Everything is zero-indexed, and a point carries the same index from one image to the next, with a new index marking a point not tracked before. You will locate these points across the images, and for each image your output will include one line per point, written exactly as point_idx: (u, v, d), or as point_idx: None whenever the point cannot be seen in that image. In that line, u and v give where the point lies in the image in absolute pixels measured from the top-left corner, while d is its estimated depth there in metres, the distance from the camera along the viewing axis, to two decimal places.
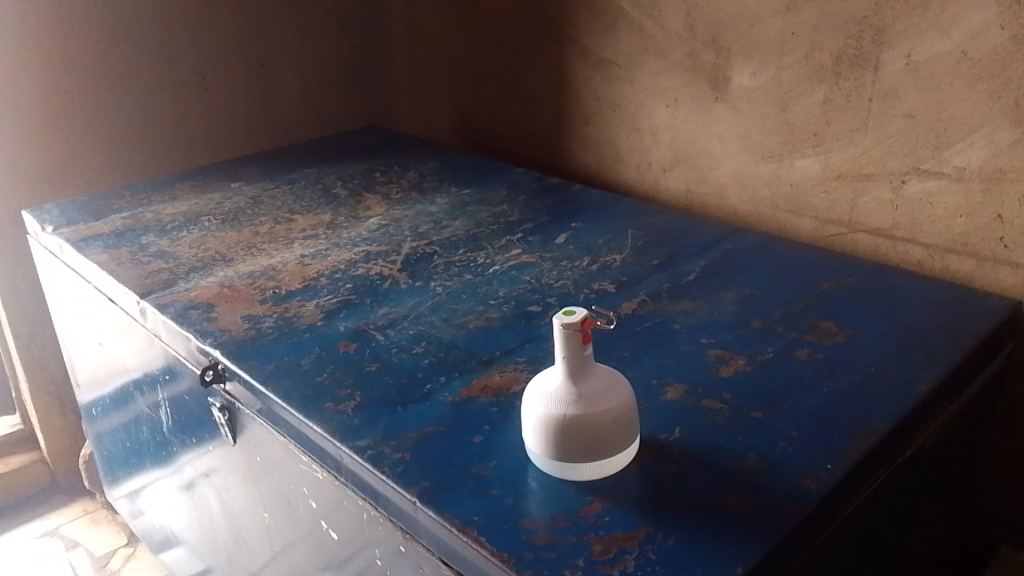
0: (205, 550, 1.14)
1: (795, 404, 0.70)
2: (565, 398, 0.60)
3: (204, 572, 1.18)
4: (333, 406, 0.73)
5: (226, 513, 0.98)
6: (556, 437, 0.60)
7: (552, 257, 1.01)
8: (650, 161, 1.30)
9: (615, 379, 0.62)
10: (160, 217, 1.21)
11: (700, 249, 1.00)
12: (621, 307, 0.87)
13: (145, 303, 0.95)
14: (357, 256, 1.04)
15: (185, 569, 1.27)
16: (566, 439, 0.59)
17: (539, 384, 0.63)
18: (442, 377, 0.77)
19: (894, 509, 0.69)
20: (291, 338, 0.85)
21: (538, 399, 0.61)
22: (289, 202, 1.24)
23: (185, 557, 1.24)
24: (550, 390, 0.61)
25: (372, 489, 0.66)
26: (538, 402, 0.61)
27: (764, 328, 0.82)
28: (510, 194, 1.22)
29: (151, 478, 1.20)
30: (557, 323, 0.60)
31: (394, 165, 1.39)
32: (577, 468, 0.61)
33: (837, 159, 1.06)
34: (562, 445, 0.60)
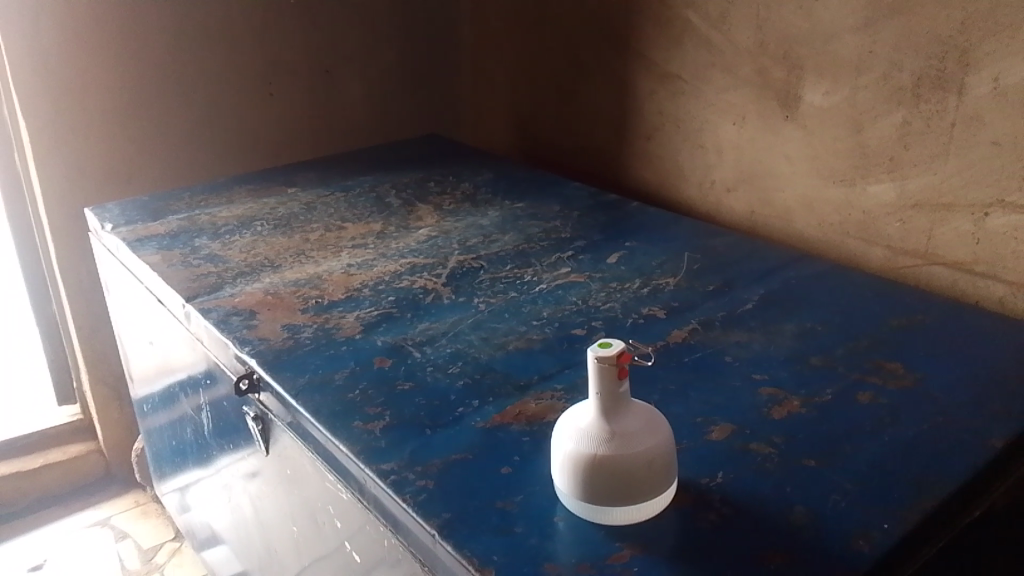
0: (242, 554, 1.14)
1: (851, 453, 0.64)
2: (595, 436, 0.56)
3: (240, 575, 1.19)
4: (361, 425, 0.71)
5: (259, 521, 0.97)
6: (583, 478, 0.56)
7: (601, 278, 0.97)
8: (713, 179, 1.25)
9: (652, 418, 0.57)
10: (214, 219, 1.22)
11: (759, 276, 0.95)
12: (670, 335, 0.83)
13: (189, 307, 0.95)
14: (403, 268, 1.02)
15: (224, 570, 1.28)
16: (594, 480, 0.56)
17: (571, 418, 0.59)
18: (475, 400, 0.74)
19: (959, 574, 0.63)
20: (328, 350, 0.83)
21: (567, 434, 0.58)
22: (342, 209, 1.24)
23: (225, 557, 1.25)
24: (580, 425, 0.58)
25: (393, 517, 0.63)
26: (567, 437, 0.58)
27: (823, 366, 0.76)
28: (564, 210, 1.19)
29: (195, 477, 1.21)
30: (592, 356, 0.57)
31: (450, 175, 1.38)
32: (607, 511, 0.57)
33: (914, 186, 0.99)
34: (590, 485, 0.56)
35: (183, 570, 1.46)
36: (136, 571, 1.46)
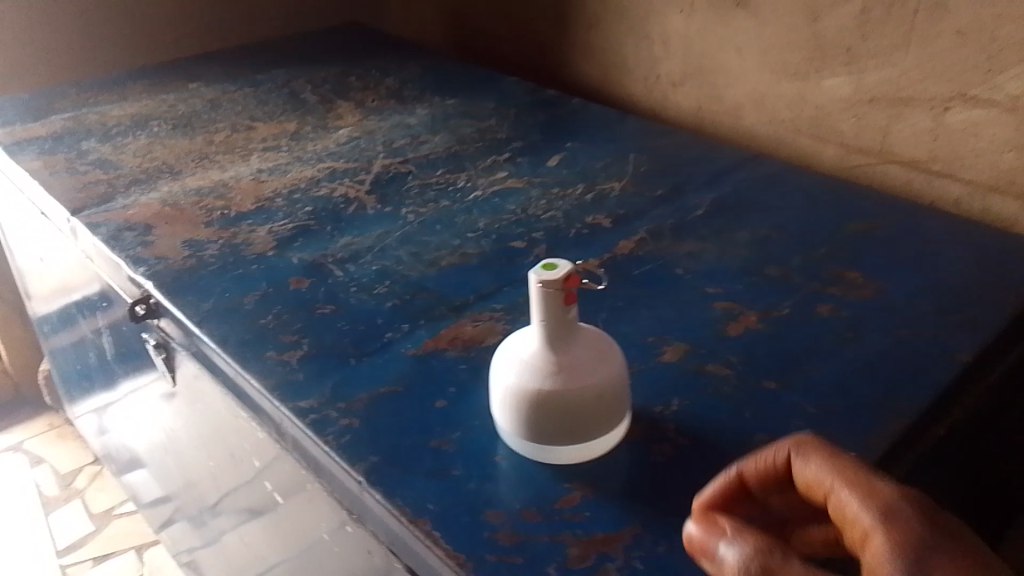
0: (163, 481, 1.06)
1: (813, 374, 0.59)
2: (539, 368, 0.50)
3: (162, 502, 1.12)
4: (275, 356, 0.63)
5: (175, 447, 0.90)
6: (527, 415, 0.50)
7: (541, 183, 0.89)
8: (658, 73, 1.16)
9: (603, 347, 0.51)
10: (104, 119, 1.07)
11: (709, 178, 0.88)
12: (617, 246, 0.76)
13: (75, 221, 0.83)
14: (321, 173, 0.92)
15: (145, 497, 1.20)
16: (538, 417, 0.50)
17: (512, 347, 0.52)
18: (405, 325, 0.66)
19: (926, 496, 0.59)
20: (237, 270, 0.74)
21: (506, 366, 0.51)
22: (252, 107, 1.11)
23: (144, 481, 1.17)
24: (522, 355, 0.51)
25: (314, 460, 0.56)
26: (507, 369, 0.51)
27: (780, 277, 0.71)
28: (499, 107, 1.09)
29: (104, 402, 1.12)
30: (534, 279, 0.49)
31: (373, 68, 1.25)
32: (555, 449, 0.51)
33: (871, 79, 0.93)
34: (533, 423, 0.50)
35: (106, 495, 1.37)
36: (56, 497, 1.36)
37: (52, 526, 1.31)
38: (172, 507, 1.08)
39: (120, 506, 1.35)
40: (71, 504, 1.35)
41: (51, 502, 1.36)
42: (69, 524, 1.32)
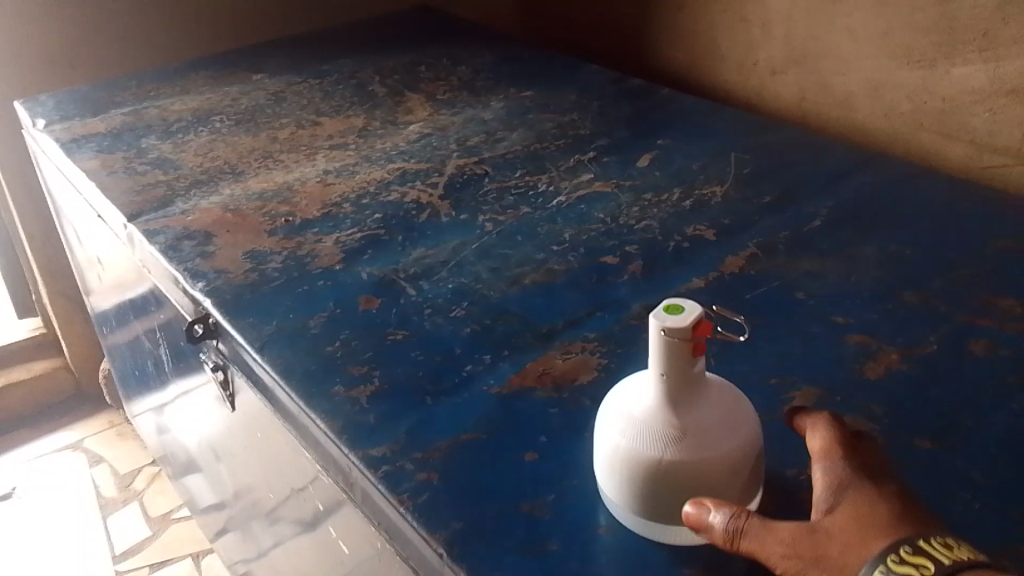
0: (207, 499, 1.01)
1: (975, 430, 0.50)
2: (658, 430, 0.42)
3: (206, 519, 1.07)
4: (343, 391, 0.56)
5: (229, 467, 0.82)
6: (643, 486, 0.42)
7: (632, 187, 0.80)
8: (755, 60, 1.05)
9: (733, 407, 0.43)
10: (165, 114, 1.03)
11: (824, 182, 0.78)
12: (725, 263, 0.67)
13: (131, 228, 0.78)
14: (391, 174, 0.85)
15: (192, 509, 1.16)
16: (658, 488, 0.42)
17: (621, 402, 0.44)
18: (487, 356, 0.58)
19: None
20: (301, 287, 0.67)
21: (615, 424, 0.43)
22: (317, 100, 1.04)
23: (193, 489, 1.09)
24: (635, 413, 0.43)
25: (386, 519, 0.49)
26: (616, 429, 0.43)
27: (920, 304, 0.61)
28: (580, 99, 1.00)
29: (156, 404, 1.05)
30: (655, 327, 0.41)
31: (444, 57, 1.17)
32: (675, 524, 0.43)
33: (1010, 69, 0.80)
34: (650, 495, 0.42)
35: (163, 498, 1.35)
36: (114, 499, 1.35)
37: (108, 529, 1.30)
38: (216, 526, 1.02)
39: (177, 511, 1.32)
40: (129, 506, 1.34)
41: (110, 504, 1.34)
42: (127, 527, 1.30)
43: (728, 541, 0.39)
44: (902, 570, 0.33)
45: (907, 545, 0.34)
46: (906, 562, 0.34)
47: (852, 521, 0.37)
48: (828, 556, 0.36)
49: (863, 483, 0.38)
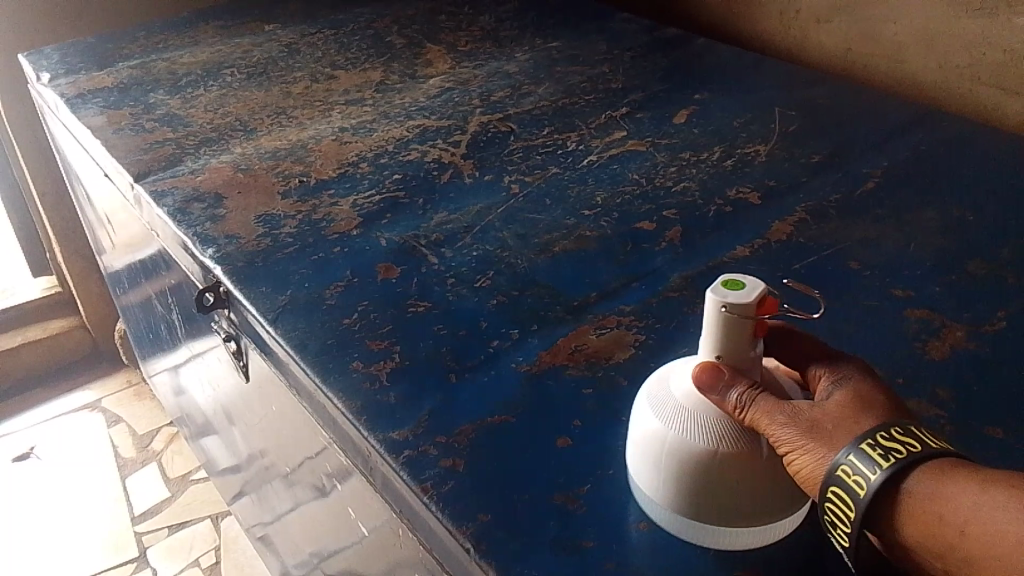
0: (226, 466, 0.99)
1: None
2: (713, 414, 0.39)
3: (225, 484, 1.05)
4: (362, 368, 0.52)
5: (245, 434, 0.78)
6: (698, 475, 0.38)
7: (668, 145, 0.74)
8: (798, 7, 0.97)
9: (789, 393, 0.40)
10: (174, 67, 0.98)
11: (877, 140, 0.72)
12: (770, 230, 0.62)
13: (138, 189, 0.74)
14: (411, 132, 0.80)
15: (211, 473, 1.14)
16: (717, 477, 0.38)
17: (663, 390, 0.41)
18: (514, 331, 0.54)
19: None
20: (316, 254, 0.63)
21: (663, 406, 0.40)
22: (332, 52, 0.99)
23: (209, 451, 1.05)
24: (682, 399, 0.39)
25: (409, 508, 0.46)
26: (664, 413, 0.39)
27: (986, 277, 0.56)
28: (611, 50, 0.94)
29: (171, 365, 1.01)
30: (713, 303, 0.37)
31: (465, 5, 1.11)
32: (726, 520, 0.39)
33: None
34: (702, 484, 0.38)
35: (183, 458, 1.34)
36: (132, 460, 1.34)
37: (128, 490, 1.29)
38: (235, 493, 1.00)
39: (196, 472, 1.31)
40: (148, 467, 1.33)
41: (128, 465, 1.33)
42: (147, 488, 1.29)
43: (736, 410, 0.38)
44: (890, 446, 0.34)
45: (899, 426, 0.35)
46: (895, 440, 0.34)
47: (847, 405, 0.36)
48: (823, 427, 0.36)
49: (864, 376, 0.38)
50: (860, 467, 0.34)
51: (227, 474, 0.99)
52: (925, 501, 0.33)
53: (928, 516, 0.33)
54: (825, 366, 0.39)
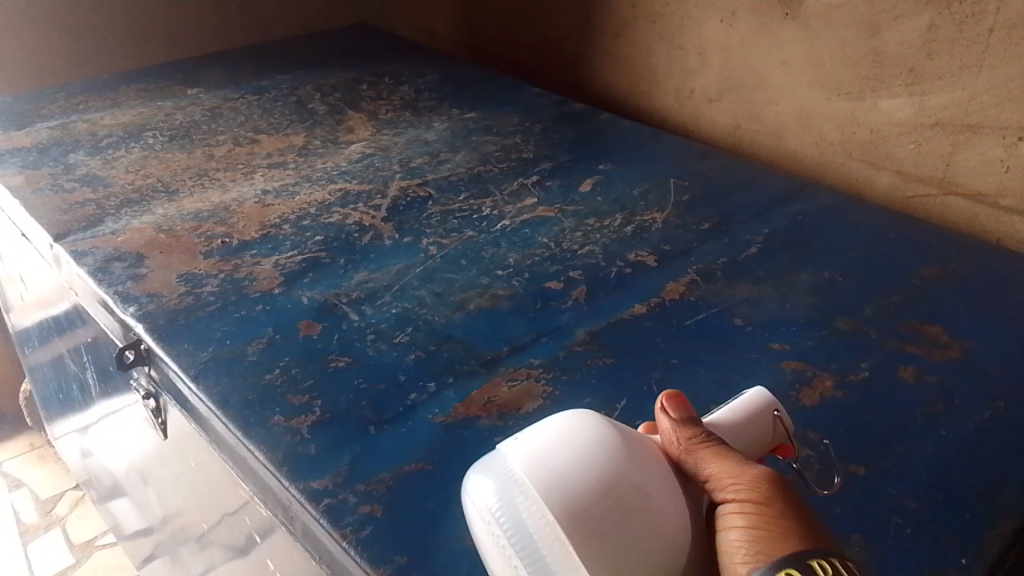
0: (134, 527, 0.97)
1: (905, 457, 0.52)
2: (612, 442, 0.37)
3: (132, 545, 1.02)
4: (283, 422, 0.54)
5: (159, 492, 0.78)
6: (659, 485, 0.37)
7: (575, 212, 0.80)
8: (692, 87, 1.07)
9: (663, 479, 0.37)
10: (95, 129, 0.99)
11: (761, 210, 0.80)
12: (665, 290, 0.68)
13: (57, 248, 0.75)
14: (332, 195, 0.83)
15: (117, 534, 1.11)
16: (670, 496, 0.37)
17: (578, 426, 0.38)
18: (431, 384, 0.58)
19: None
20: (237, 312, 0.65)
21: (601, 435, 0.37)
22: (255, 117, 1.02)
23: (117, 514, 1.03)
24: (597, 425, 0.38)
25: (328, 555, 0.48)
26: (604, 439, 0.37)
27: (852, 332, 0.63)
28: (523, 122, 1.01)
29: (81, 425, 0.99)
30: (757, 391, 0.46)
31: (386, 75, 1.16)
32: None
33: (935, 102, 0.82)
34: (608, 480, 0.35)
35: (88, 523, 1.29)
36: (34, 526, 1.28)
37: (31, 557, 1.23)
38: (143, 556, 0.98)
39: (102, 537, 1.27)
40: (51, 533, 1.27)
41: (30, 531, 1.27)
42: (49, 555, 1.24)
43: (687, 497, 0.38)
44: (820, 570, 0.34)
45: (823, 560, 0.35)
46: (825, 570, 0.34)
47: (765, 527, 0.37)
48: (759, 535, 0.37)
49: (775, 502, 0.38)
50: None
51: (138, 537, 0.97)
52: None
53: None
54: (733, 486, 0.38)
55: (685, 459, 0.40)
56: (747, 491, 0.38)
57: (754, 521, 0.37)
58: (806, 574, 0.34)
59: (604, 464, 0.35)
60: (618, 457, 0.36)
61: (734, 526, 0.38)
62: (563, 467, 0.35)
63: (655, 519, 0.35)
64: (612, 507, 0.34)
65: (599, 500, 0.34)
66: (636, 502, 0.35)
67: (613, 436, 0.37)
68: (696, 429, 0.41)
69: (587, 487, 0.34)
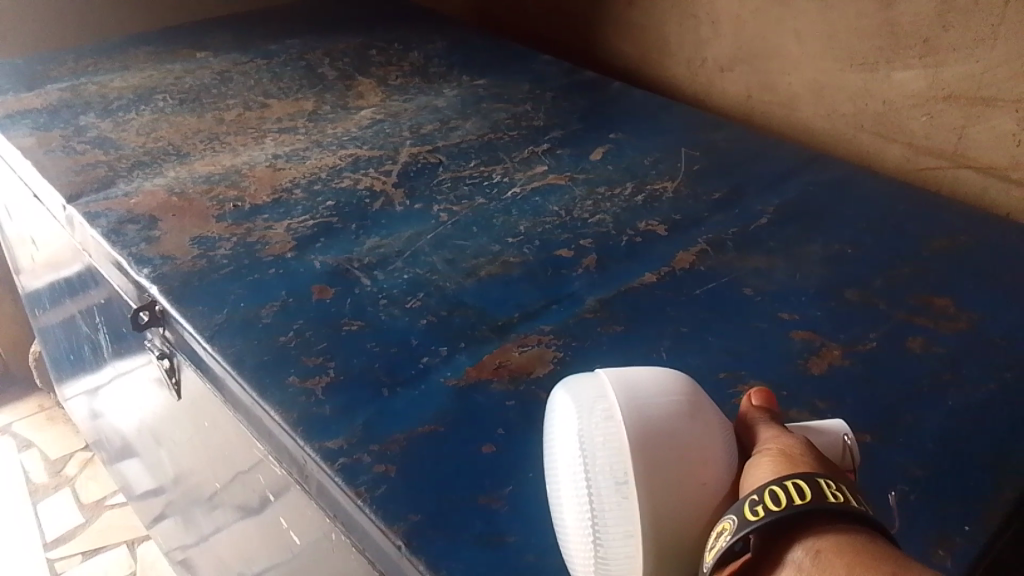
0: (144, 487, 0.98)
1: (911, 425, 0.52)
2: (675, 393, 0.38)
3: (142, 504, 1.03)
4: (298, 382, 0.55)
5: (171, 452, 0.79)
6: (716, 435, 0.37)
7: (586, 181, 0.80)
8: (704, 57, 1.06)
9: (718, 432, 0.37)
10: (104, 91, 0.99)
11: (772, 181, 0.80)
12: (676, 259, 0.68)
13: (71, 210, 0.75)
14: (343, 160, 0.83)
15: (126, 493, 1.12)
16: (721, 445, 0.37)
17: (642, 378, 0.39)
18: (443, 348, 0.58)
19: None
20: (250, 275, 0.66)
21: (663, 388, 0.38)
22: (264, 82, 1.02)
23: (127, 475, 1.04)
24: (663, 376, 0.39)
25: (343, 513, 0.49)
26: (665, 394, 0.38)
27: (861, 303, 0.63)
28: (534, 90, 1.00)
29: (91, 386, 1.00)
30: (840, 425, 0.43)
31: (395, 41, 1.16)
32: (582, 552, 0.37)
33: (948, 75, 0.81)
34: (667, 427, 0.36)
35: (97, 484, 1.31)
36: (44, 486, 1.30)
37: (40, 516, 1.25)
38: (154, 515, 0.99)
39: (111, 497, 1.29)
40: (60, 492, 1.29)
41: (40, 490, 1.30)
42: (59, 514, 1.26)
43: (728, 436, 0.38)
44: (827, 488, 0.33)
45: (832, 482, 0.34)
46: (834, 489, 0.34)
47: (789, 466, 0.36)
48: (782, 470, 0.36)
49: (810, 459, 0.37)
50: (806, 489, 0.33)
51: (148, 498, 0.99)
52: (843, 550, 0.32)
53: (859, 555, 0.32)
54: (777, 443, 0.38)
55: (744, 433, 0.41)
56: (784, 446, 0.38)
57: (782, 462, 0.36)
58: (815, 486, 0.33)
59: (684, 403, 0.37)
60: (677, 407, 0.37)
61: (761, 459, 0.37)
62: (650, 391, 0.37)
63: (705, 467, 0.36)
64: (675, 434, 0.36)
65: (668, 425, 0.36)
66: (697, 441, 0.36)
67: (702, 394, 0.39)
68: (769, 410, 0.42)
69: (662, 412, 0.37)
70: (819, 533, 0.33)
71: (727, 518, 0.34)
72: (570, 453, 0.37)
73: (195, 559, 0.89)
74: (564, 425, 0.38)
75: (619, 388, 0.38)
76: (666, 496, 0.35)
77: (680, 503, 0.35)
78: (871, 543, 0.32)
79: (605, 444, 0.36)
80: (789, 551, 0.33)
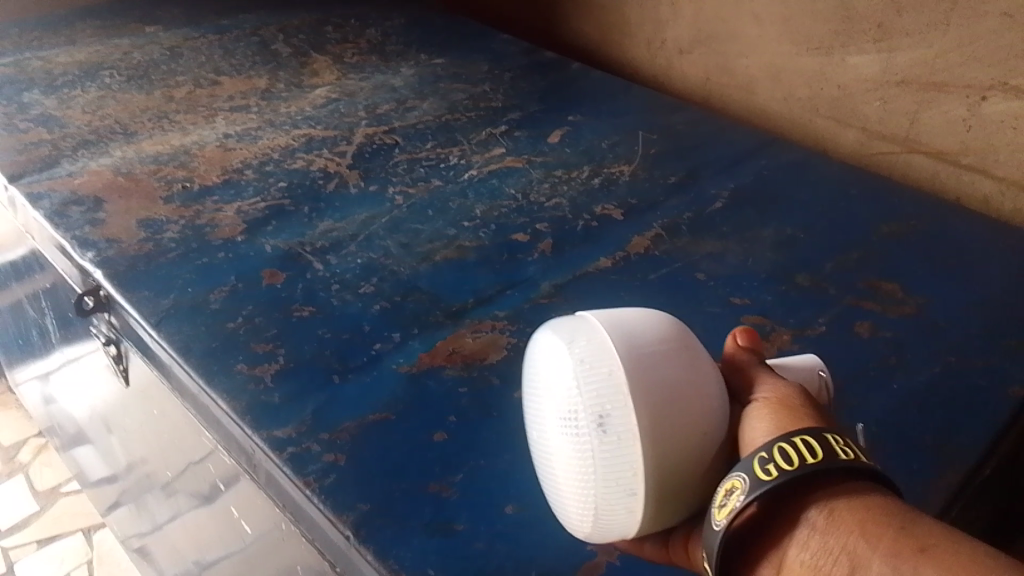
0: (97, 472, 0.96)
1: (858, 409, 0.53)
2: (667, 338, 0.37)
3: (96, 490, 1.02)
4: (246, 370, 0.54)
5: (123, 441, 0.77)
6: (709, 379, 0.37)
7: (543, 163, 0.80)
8: (663, 38, 1.06)
9: (712, 378, 0.37)
10: (48, 67, 0.95)
11: (728, 165, 0.80)
12: (631, 244, 0.68)
13: (12, 190, 0.73)
14: (296, 141, 0.82)
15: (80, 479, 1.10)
16: (714, 389, 0.37)
17: (628, 322, 0.38)
18: (396, 334, 0.58)
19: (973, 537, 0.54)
20: (199, 260, 0.64)
21: (656, 333, 0.37)
22: (216, 58, 0.99)
23: (81, 461, 1.02)
24: (653, 319, 0.38)
25: (293, 503, 0.48)
26: (658, 338, 0.37)
27: (812, 287, 0.64)
28: (492, 70, 0.99)
29: (42, 372, 0.98)
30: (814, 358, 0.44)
31: (352, 17, 1.13)
32: (574, 499, 0.36)
33: (901, 59, 0.82)
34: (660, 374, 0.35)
35: (51, 470, 1.29)
36: None
37: None
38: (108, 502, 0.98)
39: (66, 484, 1.27)
40: (14, 480, 1.27)
41: None
42: (13, 503, 1.23)
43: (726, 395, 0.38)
44: (836, 443, 0.33)
45: (841, 438, 0.34)
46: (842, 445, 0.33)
47: (790, 420, 0.36)
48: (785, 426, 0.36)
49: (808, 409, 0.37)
50: (817, 446, 0.33)
51: (102, 484, 0.97)
52: (856, 505, 0.33)
53: (869, 509, 0.32)
54: (773, 392, 0.38)
55: (733, 376, 0.40)
56: (782, 396, 0.38)
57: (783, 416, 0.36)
58: (823, 442, 0.33)
59: (678, 349, 0.37)
60: (670, 352, 0.36)
61: (760, 410, 0.37)
62: (644, 340, 0.36)
63: (699, 413, 0.36)
64: (670, 382, 0.35)
65: (665, 372, 0.36)
66: (692, 388, 0.36)
67: (693, 339, 0.38)
68: (756, 350, 0.41)
69: (657, 359, 0.36)
70: (831, 488, 0.33)
71: (738, 476, 0.34)
72: (559, 402, 0.36)
73: (149, 546, 0.88)
74: (552, 374, 0.37)
75: (613, 334, 0.37)
76: (662, 444, 0.35)
77: (676, 453, 0.35)
78: (879, 495, 0.33)
79: (597, 394, 0.35)
80: (802, 509, 0.33)
